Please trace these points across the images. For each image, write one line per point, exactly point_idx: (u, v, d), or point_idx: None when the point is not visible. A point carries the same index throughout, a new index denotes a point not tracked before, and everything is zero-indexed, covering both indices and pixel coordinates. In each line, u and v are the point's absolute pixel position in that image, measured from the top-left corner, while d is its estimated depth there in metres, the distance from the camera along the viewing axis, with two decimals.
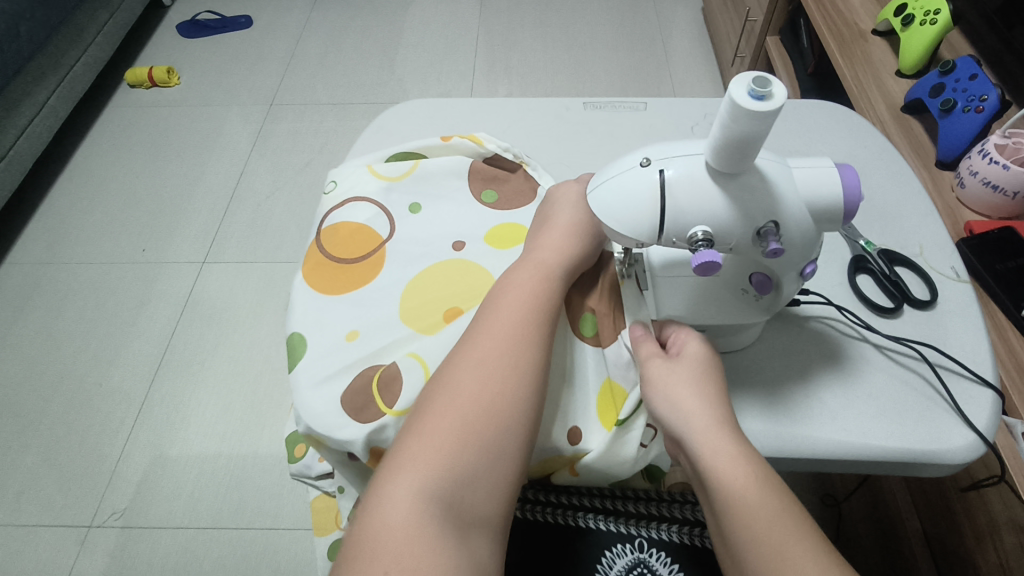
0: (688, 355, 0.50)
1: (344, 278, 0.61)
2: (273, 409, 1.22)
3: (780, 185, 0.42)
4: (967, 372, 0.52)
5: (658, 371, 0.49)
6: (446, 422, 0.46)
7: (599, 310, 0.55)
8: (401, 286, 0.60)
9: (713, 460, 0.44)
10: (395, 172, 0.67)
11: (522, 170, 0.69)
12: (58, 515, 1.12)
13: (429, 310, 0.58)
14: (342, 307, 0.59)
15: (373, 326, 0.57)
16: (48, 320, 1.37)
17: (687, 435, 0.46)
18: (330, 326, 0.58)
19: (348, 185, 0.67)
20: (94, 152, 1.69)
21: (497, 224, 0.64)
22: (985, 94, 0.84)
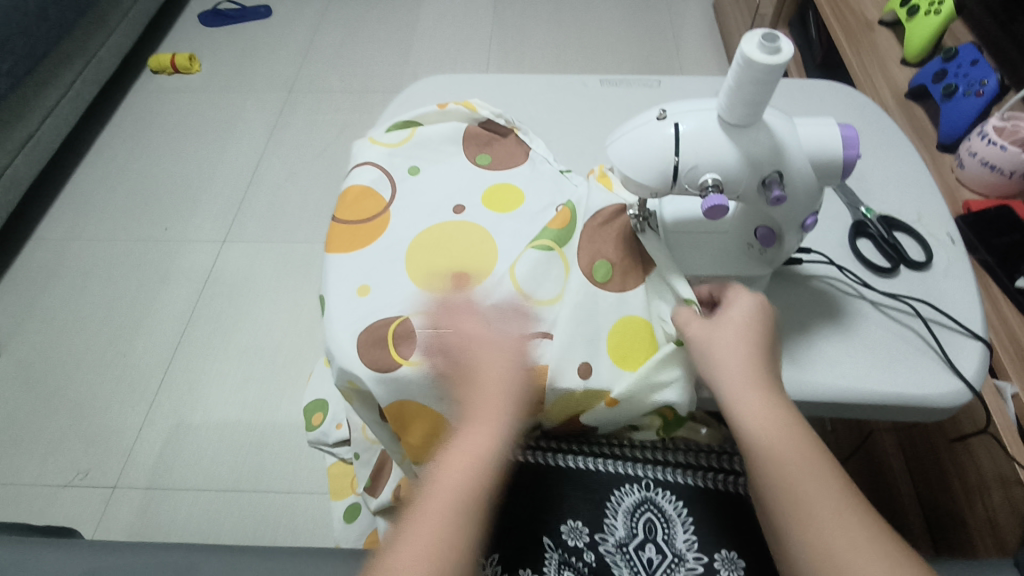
0: (730, 316, 0.50)
1: (355, 238, 0.63)
2: (291, 381, 1.26)
3: (784, 138, 0.46)
4: (959, 326, 0.56)
5: (701, 335, 0.49)
6: (448, 491, 0.47)
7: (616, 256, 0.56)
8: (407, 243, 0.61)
9: (748, 421, 0.46)
10: (396, 140, 0.69)
11: (514, 135, 0.70)
12: (84, 477, 1.16)
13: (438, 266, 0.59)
14: (355, 263, 0.61)
15: (383, 280, 0.59)
16: (74, 293, 1.42)
17: (729, 400, 0.47)
18: (340, 281, 0.61)
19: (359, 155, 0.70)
20: (118, 134, 1.74)
21: (492, 186, 0.66)
22: (985, 78, 0.88)
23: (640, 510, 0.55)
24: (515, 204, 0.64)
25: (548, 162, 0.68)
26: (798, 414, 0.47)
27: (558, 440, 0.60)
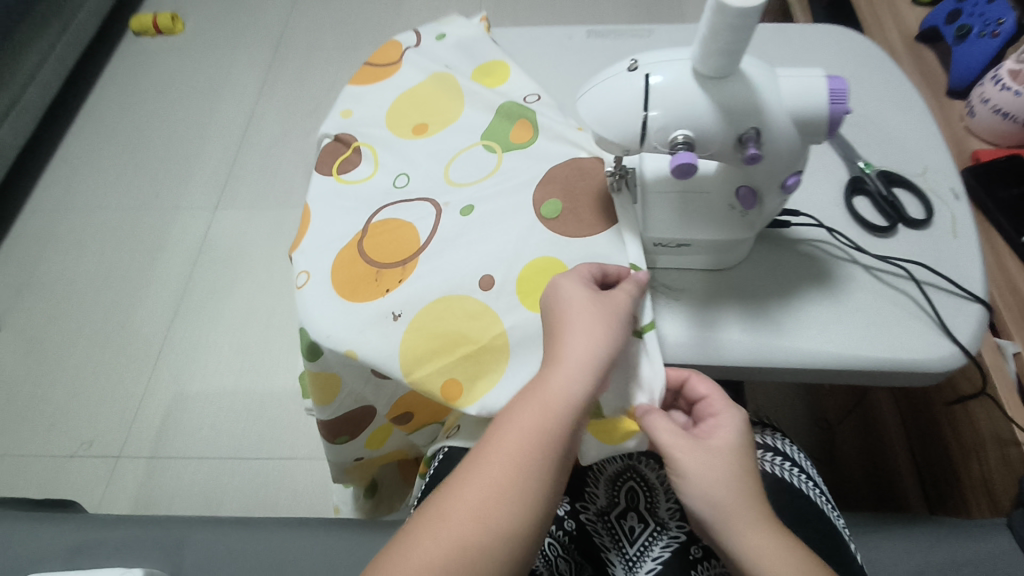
0: (718, 440, 0.47)
1: (359, 276, 0.56)
2: (287, 348, 1.26)
3: (764, 92, 0.42)
4: (955, 287, 0.53)
5: (691, 460, 0.45)
6: (516, 441, 0.43)
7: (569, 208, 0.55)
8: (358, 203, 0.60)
9: (755, 563, 0.43)
10: (361, 172, 0.62)
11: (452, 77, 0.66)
12: (88, 447, 1.18)
13: (393, 237, 0.57)
14: (314, 235, 0.60)
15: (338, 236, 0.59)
16: (68, 264, 1.41)
17: (736, 544, 0.43)
18: (336, 328, 0.54)
19: (324, 198, 0.62)
20: (103, 99, 1.70)
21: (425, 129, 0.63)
22: (1003, 18, 0.82)
23: (621, 477, 0.59)
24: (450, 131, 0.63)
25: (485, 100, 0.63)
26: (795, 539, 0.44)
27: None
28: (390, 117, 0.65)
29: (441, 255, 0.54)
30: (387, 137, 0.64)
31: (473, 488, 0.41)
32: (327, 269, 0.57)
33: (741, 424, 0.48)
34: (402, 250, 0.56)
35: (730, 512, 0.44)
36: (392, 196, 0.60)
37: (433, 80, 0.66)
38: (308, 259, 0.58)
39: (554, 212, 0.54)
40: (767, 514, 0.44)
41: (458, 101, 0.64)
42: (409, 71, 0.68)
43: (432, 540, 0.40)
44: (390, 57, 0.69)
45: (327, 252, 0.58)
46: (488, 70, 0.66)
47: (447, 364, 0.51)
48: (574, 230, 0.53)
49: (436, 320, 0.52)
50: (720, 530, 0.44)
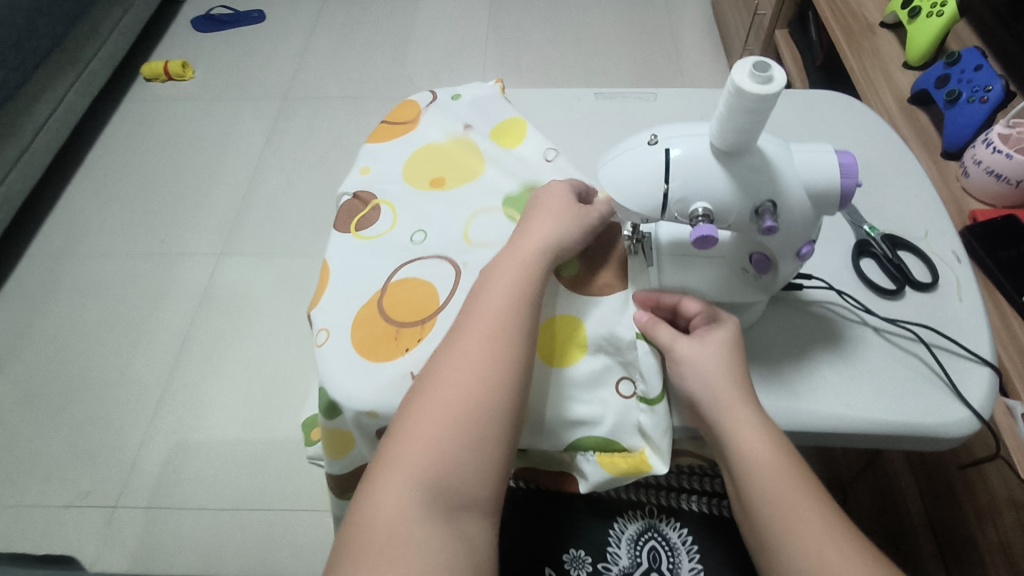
0: (714, 336, 0.50)
1: (378, 334, 0.56)
2: (290, 396, 1.25)
3: (779, 166, 0.44)
4: (965, 351, 0.54)
5: (690, 350, 0.49)
6: (437, 410, 0.47)
7: (586, 262, 0.57)
8: (373, 260, 0.62)
9: (736, 436, 0.46)
10: (380, 230, 0.64)
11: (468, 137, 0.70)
12: (84, 498, 1.16)
13: (413, 296, 0.58)
14: (334, 296, 0.60)
15: (359, 295, 0.59)
16: (71, 309, 1.41)
17: (730, 439, 0.46)
18: (358, 387, 0.53)
19: (342, 254, 0.63)
20: (112, 145, 1.73)
21: (445, 187, 0.66)
22: (990, 85, 0.85)
23: (644, 537, 0.57)
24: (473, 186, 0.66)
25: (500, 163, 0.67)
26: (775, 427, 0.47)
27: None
28: (407, 171, 0.68)
29: None
30: (406, 193, 0.66)
31: (404, 455, 0.45)
32: (347, 327, 0.57)
33: (736, 330, 0.51)
34: (421, 308, 0.57)
35: (723, 392, 0.47)
36: (411, 252, 0.61)
37: (451, 140, 0.69)
38: (327, 317, 0.59)
39: (572, 272, 0.56)
40: (755, 404, 0.48)
41: (480, 163, 0.68)
42: (427, 130, 0.71)
43: (380, 510, 0.44)
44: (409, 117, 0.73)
45: (345, 309, 0.59)
46: (505, 129, 0.69)
47: None
48: (592, 289, 0.55)
49: None
50: (711, 404, 0.48)
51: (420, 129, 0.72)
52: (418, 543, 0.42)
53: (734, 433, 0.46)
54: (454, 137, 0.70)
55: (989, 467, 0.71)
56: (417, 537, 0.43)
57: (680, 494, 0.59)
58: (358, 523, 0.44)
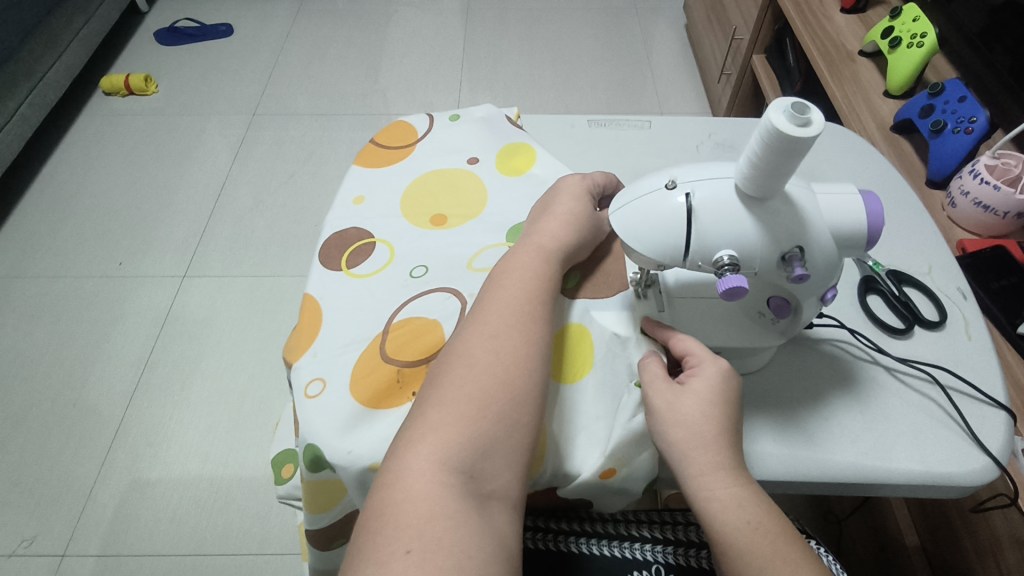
0: (695, 387, 0.47)
1: (379, 380, 0.52)
2: (258, 429, 1.18)
3: (806, 210, 0.42)
4: (980, 394, 0.52)
5: (664, 402, 0.47)
6: (468, 388, 0.44)
7: (588, 275, 0.57)
8: (368, 298, 0.58)
9: (711, 509, 0.43)
10: (375, 265, 0.60)
11: (471, 164, 0.68)
12: (29, 545, 1.06)
13: (415, 334, 0.54)
14: (325, 341, 0.56)
15: (351, 335, 0.56)
16: (17, 336, 1.31)
17: (706, 515, 0.43)
18: (361, 441, 0.49)
19: (334, 294, 0.59)
20: (67, 161, 1.64)
21: (445, 216, 0.64)
22: (974, 115, 0.86)
23: None
24: (474, 214, 0.64)
25: (505, 193, 0.65)
26: (753, 493, 0.43)
27: (541, 518, 0.57)
28: (406, 204, 0.65)
29: None
30: (404, 231, 0.63)
31: (434, 430, 0.42)
32: (342, 375, 0.53)
33: (722, 375, 0.48)
34: (426, 345, 0.53)
35: (698, 459, 0.44)
36: (411, 287, 0.58)
37: (451, 170, 0.67)
38: (318, 365, 0.54)
39: (576, 281, 0.56)
40: (734, 467, 0.45)
41: (482, 193, 0.66)
42: (423, 158, 0.69)
43: (404, 488, 0.40)
44: (402, 143, 0.71)
45: (342, 353, 0.54)
46: (511, 155, 0.69)
47: None
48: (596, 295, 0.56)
49: None
50: (685, 475, 0.45)
51: (417, 155, 0.70)
52: (451, 530, 0.38)
53: (707, 505, 0.43)
54: (452, 166, 0.68)
55: (996, 513, 0.68)
56: (450, 526, 0.38)
57: (674, 549, 0.53)
58: (373, 515, 0.39)
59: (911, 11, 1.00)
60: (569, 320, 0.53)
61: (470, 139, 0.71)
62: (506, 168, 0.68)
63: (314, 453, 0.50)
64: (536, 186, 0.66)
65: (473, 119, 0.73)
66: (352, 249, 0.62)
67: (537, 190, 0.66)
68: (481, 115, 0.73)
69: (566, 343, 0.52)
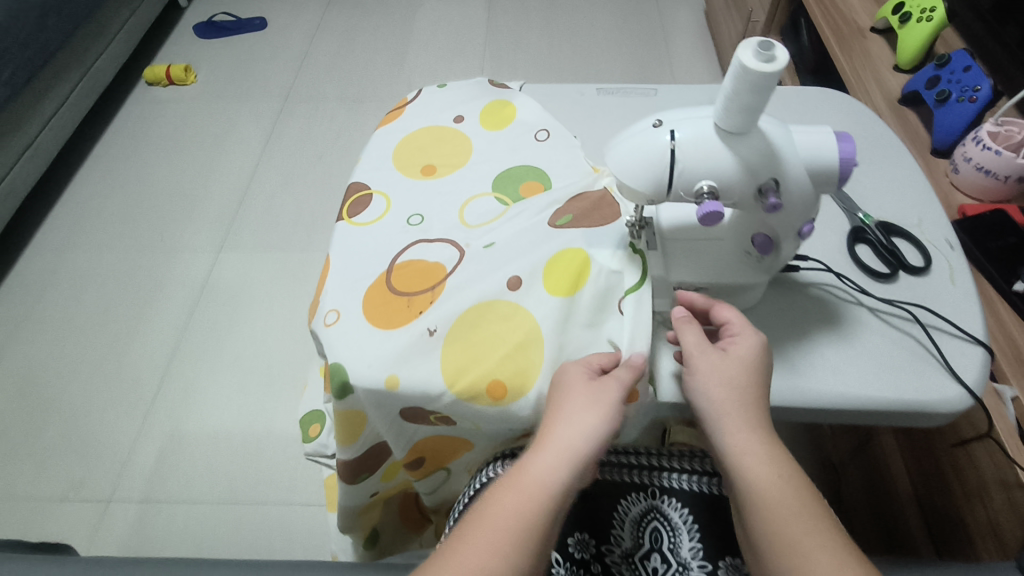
0: (734, 351, 0.51)
1: (391, 306, 0.58)
2: (288, 391, 1.25)
3: (782, 147, 0.46)
4: (960, 331, 0.55)
5: (704, 363, 0.51)
6: (495, 525, 0.44)
7: (581, 210, 0.61)
8: (372, 242, 0.64)
9: (743, 465, 0.46)
10: (375, 214, 0.66)
11: (458, 121, 0.73)
12: (79, 492, 1.15)
13: (421, 270, 0.60)
14: (334, 280, 0.61)
15: (357, 273, 0.61)
16: (67, 305, 1.40)
17: (740, 469, 0.46)
18: (377, 355, 0.55)
19: (337, 241, 0.65)
20: (112, 145, 1.74)
21: (437, 167, 0.69)
22: (978, 85, 0.88)
23: (646, 519, 0.59)
24: (459, 165, 0.69)
25: (488, 147, 0.70)
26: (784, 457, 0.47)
27: None
28: (399, 159, 0.71)
29: (472, 275, 0.58)
30: (398, 181, 0.68)
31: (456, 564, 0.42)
32: (355, 307, 0.59)
33: (759, 347, 0.51)
34: (430, 277, 0.59)
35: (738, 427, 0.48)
36: (409, 234, 0.64)
37: (439, 128, 0.73)
38: (333, 299, 0.60)
39: (569, 219, 0.60)
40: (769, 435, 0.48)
41: (467, 146, 0.71)
42: (413, 118, 0.75)
43: None
44: (397, 111, 0.77)
45: (350, 289, 0.60)
46: (493, 111, 0.73)
47: (491, 367, 0.54)
48: (593, 225, 0.59)
49: (472, 329, 0.55)
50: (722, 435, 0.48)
51: (408, 118, 0.75)
52: None
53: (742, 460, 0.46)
54: (439, 124, 0.73)
55: (979, 447, 0.72)
56: None
57: (669, 473, 0.60)
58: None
59: None
60: (563, 250, 0.57)
61: (457, 100, 0.76)
62: (489, 122, 0.73)
63: (340, 375, 0.55)
64: (516, 138, 0.71)
65: (460, 84, 0.78)
66: (352, 201, 0.68)
67: (517, 141, 0.70)
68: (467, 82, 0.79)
69: (562, 270, 0.56)
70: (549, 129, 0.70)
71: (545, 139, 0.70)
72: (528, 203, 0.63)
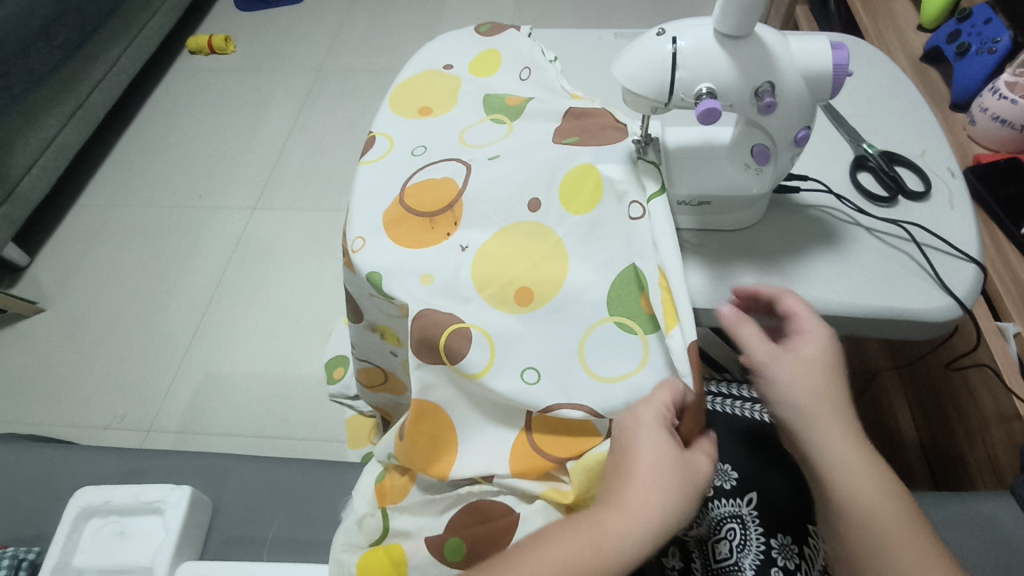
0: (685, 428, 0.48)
1: (416, 226, 0.63)
2: (315, 337, 1.31)
3: (776, 53, 0.49)
4: (954, 250, 0.58)
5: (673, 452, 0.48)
6: None
7: (587, 131, 0.64)
8: (386, 176, 0.68)
9: (842, 471, 0.45)
10: (381, 151, 0.71)
11: (447, 70, 0.79)
12: (121, 421, 1.23)
13: (436, 191, 0.64)
14: (358, 213, 0.66)
15: (374, 202, 0.66)
16: (113, 254, 1.49)
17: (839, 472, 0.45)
18: (408, 266, 0.61)
19: (358, 182, 0.69)
20: (156, 109, 1.82)
21: (432, 108, 0.75)
22: (998, 36, 0.89)
23: None
24: (447, 108, 0.74)
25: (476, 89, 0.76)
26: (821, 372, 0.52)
27: None
28: (395, 106, 0.76)
29: (484, 192, 0.62)
30: (398, 122, 0.74)
31: None
32: (380, 231, 0.64)
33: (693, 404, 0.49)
34: (445, 195, 0.63)
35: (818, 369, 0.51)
36: (414, 163, 0.68)
37: (431, 74, 0.79)
38: (360, 227, 0.65)
39: (575, 138, 0.64)
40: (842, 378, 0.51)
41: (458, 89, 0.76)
42: (408, 71, 0.80)
43: None
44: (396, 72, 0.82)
45: (371, 216, 0.65)
46: (482, 59, 0.79)
47: (522, 277, 0.59)
48: (603, 143, 0.62)
49: (499, 246, 0.60)
50: (783, 397, 0.48)
51: (404, 73, 0.80)
52: None
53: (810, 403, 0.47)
54: (432, 73, 0.79)
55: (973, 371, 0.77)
56: None
57: None
58: None
59: None
60: (583, 167, 0.60)
61: (448, 52, 0.81)
62: (476, 68, 0.78)
63: (376, 284, 0.61)
64: (502, 79, 0.76)
65: (447, 38, 0.84)
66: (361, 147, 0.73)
67: (501, 83, 0.76)
68: (455, 36, 0.84)
69: (578, 184, 0.60)
70: (532, 67, 0.76)
71: (528, 78, 0.75)
72: (526, 123, 0.69)
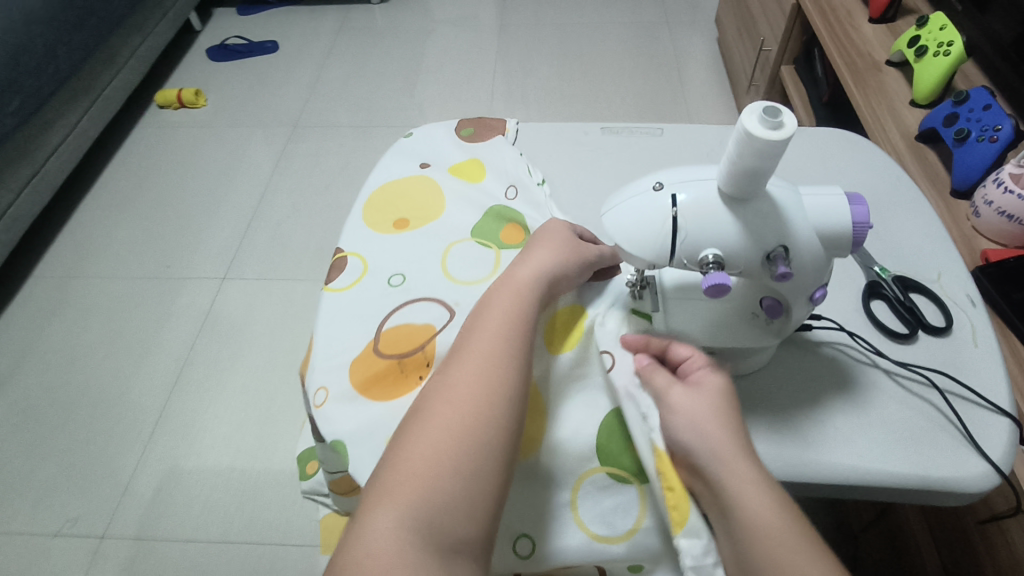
0: (706, 385, 0.47)
1: (385, 372, 0.56)
2: (287, 424, 1.23)
3: (790, 212, 0.43)
4: (981, 399, 0.52)
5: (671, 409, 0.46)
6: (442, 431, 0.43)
7: None
8: (354, 307, 0.62)
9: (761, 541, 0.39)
10: (352, 279, 0.64)
11: (425, 176, 0.72)
12: (73, 526, 1.13)
13: (411, 334, 0.57)
14: (322, 356, 0.59)
15: (342, 340, 0.60)
16: (71, 332, 1.40)
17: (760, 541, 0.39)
18: (375, 425, 0.53)
19: (325, 314, 0.62)
20: (120, 170, 1.75)
21: (410, 225, 0.67)
22: (998, 124, 0.84)
23: None
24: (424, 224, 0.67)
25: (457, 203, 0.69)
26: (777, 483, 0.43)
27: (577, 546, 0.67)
28: (369, 218, 0.69)
29: None
30: (370, 240, 0.67)
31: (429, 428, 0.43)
32: (345, 380, 0.57)
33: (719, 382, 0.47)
34: (418, 340, 0.57)
35: None
36: (391, 296, 0.61)
37: (407, 179, 0.72)
38: (324, 374, 0.58)
39: None
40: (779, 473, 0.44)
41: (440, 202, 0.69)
42: (381, 175, 0.74)
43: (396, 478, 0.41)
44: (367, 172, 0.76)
45: (338, 361, 0.58)
46: (464, 168, 0.73)
47: None
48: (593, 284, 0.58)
49: None
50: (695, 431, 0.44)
51: (376, 177, 0.74)
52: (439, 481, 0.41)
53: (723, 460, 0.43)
54: (409, 178, 0.72)
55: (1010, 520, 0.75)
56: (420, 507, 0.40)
57: None
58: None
59: (938, 19, 1.00)
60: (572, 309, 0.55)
61: (423, 154, 0.75)
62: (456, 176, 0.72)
63: (342, 449, 0.53)
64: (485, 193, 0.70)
65: (422, 135, 0.78)
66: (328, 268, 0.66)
67: (486, 197, 0.70)
68: (431, 132, 0.78)
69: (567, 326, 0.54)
70: (518, 184, 0.70)
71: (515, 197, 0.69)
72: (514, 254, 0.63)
